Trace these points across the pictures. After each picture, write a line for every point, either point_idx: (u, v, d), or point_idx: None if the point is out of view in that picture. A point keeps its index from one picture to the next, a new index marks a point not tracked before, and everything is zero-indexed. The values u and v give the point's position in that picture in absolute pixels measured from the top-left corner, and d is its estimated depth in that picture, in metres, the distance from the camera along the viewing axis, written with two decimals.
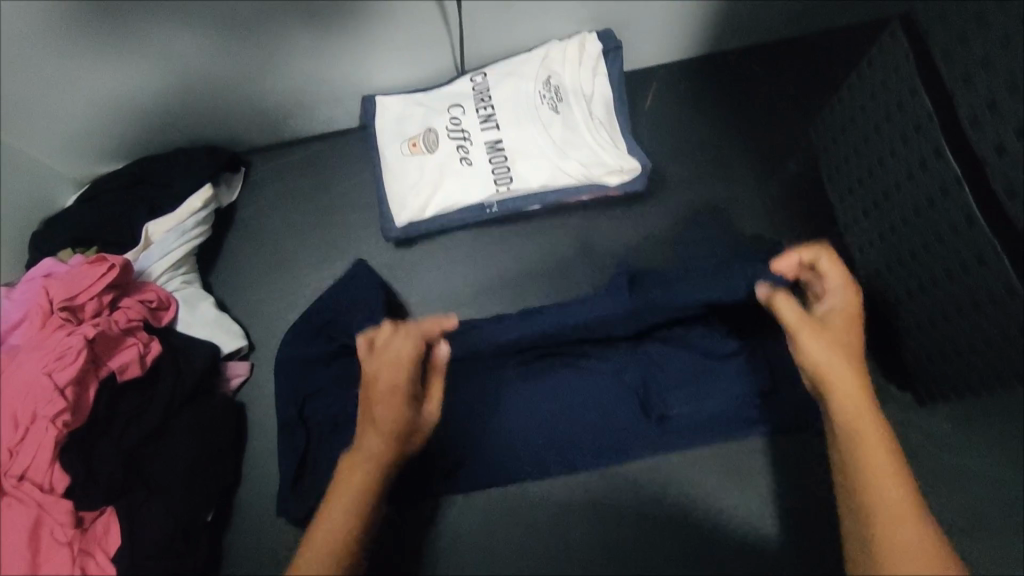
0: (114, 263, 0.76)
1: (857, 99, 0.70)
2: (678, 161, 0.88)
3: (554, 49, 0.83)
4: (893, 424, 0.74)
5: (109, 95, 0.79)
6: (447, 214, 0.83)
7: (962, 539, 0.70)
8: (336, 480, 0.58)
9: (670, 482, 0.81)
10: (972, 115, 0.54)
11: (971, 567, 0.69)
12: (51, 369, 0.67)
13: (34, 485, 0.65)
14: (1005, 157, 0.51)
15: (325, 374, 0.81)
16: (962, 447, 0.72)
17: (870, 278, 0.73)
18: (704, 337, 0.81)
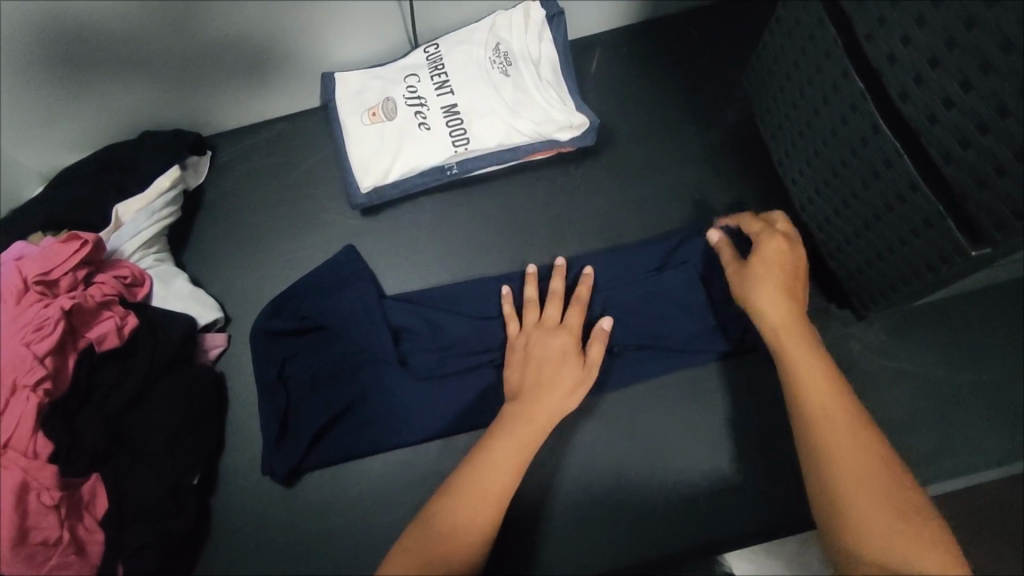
0: (87, 239, 0.78)
1: (778, 42, 0.79)
2: (626, 118, 0.94)
3: (501, 18, 0.88)
4: (833, 338, 0.82)
5: (97, 110, 0.87)
6: (411, 177, 0.87)
7: (903, 432, 0.76)
8: (511, 421, 0.67)
9: (644, 416, 0.80)
10: (867, 32, 0.66)
11: (914, 457, 0.75)
12: (29, 341, 0.69)
13: (18, 452, 0.67)
14: (896, 63, 0.63)
15: (302, 337, 0.84)
16: (895, 352, 0.80)
17: (804, 204, 0.82)
18: (664, 272, 0.83)
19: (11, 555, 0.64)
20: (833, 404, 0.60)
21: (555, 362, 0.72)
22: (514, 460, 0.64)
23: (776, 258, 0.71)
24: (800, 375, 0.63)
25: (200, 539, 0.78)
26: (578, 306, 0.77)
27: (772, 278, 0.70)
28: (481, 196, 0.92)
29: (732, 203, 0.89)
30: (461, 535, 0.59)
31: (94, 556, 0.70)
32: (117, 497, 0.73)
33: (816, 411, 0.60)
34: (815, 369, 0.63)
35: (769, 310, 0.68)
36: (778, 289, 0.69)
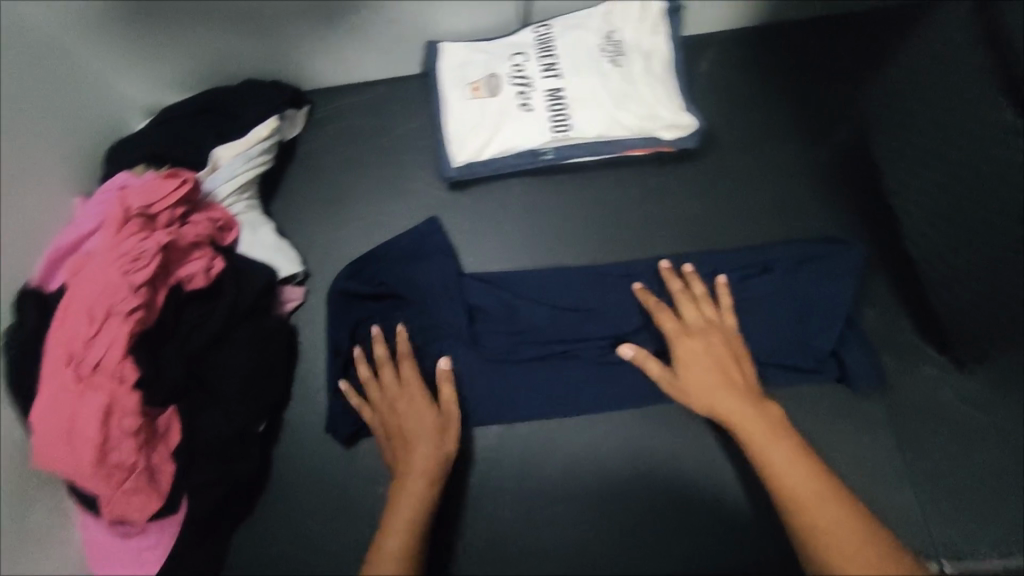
0: (187, 179, 0.80)
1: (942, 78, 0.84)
2: (732, 124, 0.91)
3: (619, 5, 0.86)
4: (924, 382, 0.78)
5: (198, 50, 0.89)
6: (504, 157, 0.86)
7: (981, 490, 0.74)
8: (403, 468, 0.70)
9: (710, 431, 0.78)
10: None
11: (987, 516, 0.74)
12: (127, 270, 0.72)
13: (107, 374, 0.70)
14: None
15: (376, 305, 0.84)
16: (991, 407, 0.76)
17: (915, 236, 0.82)
18: (749, 288, 0.81)
19: (90, 472, 0.67)
20: (817, 492, 0.58)
21: (424, 430, 0.73)
22: (401, 535, 0.65)
23: (687, 345, 0.73)
24: (762, 452, 0.63)
25: (261, 483, 0.81)
26: (368, 367, 0.78)
27: (700, 369, 0.71)
28: (571, 185, 0.90)
29: (832, 227, 0.85)
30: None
31: (164, 485, 0.72)
32: (189, 433, 0.75)
33: (800, 501, 0.59)
34: (781, 450, 0.63)
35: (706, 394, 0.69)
36: (713, 377, 0.70)
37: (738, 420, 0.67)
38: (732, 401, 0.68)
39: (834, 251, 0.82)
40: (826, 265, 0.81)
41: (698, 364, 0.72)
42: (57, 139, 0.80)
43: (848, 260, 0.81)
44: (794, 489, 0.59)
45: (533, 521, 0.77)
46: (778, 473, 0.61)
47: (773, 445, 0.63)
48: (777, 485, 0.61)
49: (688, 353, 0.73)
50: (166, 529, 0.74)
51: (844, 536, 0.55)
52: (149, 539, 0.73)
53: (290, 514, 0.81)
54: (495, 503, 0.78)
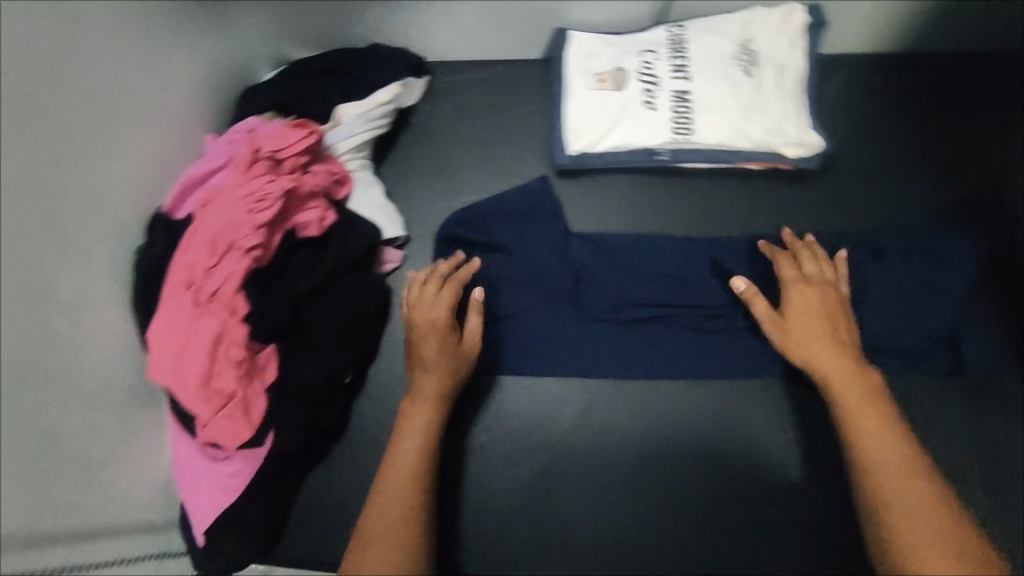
0: (314, 130, 0.83)
1: None
2: (852, 150, 0.90)
3: (759, 13, 0.84)
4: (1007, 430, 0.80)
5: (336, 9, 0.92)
6: (619, 152, 0.87)
7: None
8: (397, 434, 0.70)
9: (788, 442, 0.80)
10: None
11: None
12: (252, 209, 0.75)
13: (221, 304, 0.73)
14: None
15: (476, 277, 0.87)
16: None
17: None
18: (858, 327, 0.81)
19: (194, 394, 0.71)
20: (899, 466, 0.59)
21: (433, 347, 0.74)
22: (414, 454, 0.68)
23: (804, 297, 0.74)
24: (859, 419, 0.64)
25: (339, 430, 0.85)
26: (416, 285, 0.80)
27: (811, 327, 0.72)
28: (679, 188, 0.90)
29: (948, 273, 0.84)
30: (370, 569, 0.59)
31: (255, 418, 0.75)
32: (284, 372, 0.78)
33: (877, 465, 0.60)
34: (875, 421, 0.63)
35: (823, 359, 0.69)
36: (819, 329, 0.71)
37: (839, 385, 0.67)
38: (837, 360, 0.68)
39: (943, 296, 0.83)
40: (931, 308, 0.82)
41: (806, 323, 0.72)
42: (197, 76, 0.84)
43: (955, 311, 0.82)
44: (882, 454, 0.61)
45: (605, 513, 0.78)
46: (868, 442, 0.62)
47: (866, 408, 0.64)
48: (866, 455, 0.61)
49: (800, 304, 0.74)
50: (249, 460, 0.76)
51: (916, 509, 0.56)
52: (232, 467, 0.75)
53: (365, 466, 0.84)
54: (567, 485, 0.79)
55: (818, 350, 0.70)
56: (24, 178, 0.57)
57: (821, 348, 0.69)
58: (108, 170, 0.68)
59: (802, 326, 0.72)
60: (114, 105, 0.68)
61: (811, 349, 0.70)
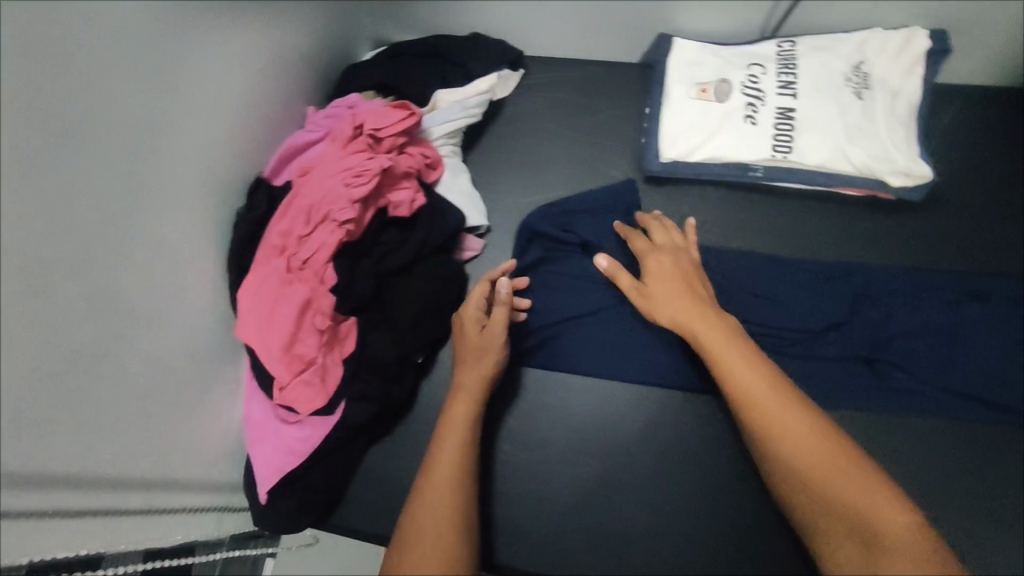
0: (414, 112, 0.84)
1: None
2: (956, 186, 0.86)
3: (877, 36, 0.82)
4: None
5: None
6: (713, 164, 0.85)
7: None
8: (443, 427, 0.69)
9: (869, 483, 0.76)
10: None
11: None
12: (349, 183, 0.76)
13: (312, 272, 0.75)
14: None
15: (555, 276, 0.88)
16: None
17: None
18: (952, 372, 0.78)
19: (277, 356, 0.73)
20: (782, 401, 0.59)
21: (471, 354, 0.74)
22: (457, 448, 0.67)
23: (665, 265, 0.76)
24: (730, 370, 0.62)
25: (403, 410, 0.86)
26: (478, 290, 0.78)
27: (669, 287, 0.73)
28: (770, 208, 0.88)
29: None
30: (422, 546, 0.57)
31: (330, 387, 0.77)
32: (361, 346, 0.80)
33: (765, 404, 0.59)
34: (753, 375, 0.61)
35: (668, 308, 0.71)
36: (671, 290, 0.72)
37: (704, 335, 0.66)
38: (704, 319, 0.68)
39: None
40: None
41: (659, 274, 0.75)
42: (305, 52, 0.87)
43: None
44: (753, 389, 0.60)
45: (663, 528, 0.76)
46: (756, 402, 0.59)
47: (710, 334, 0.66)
48: (766, 426, 0.58)
49: (657, 272, 0.75)
50: (318, 428, 0.78)
51: (810, 448, 0.56)
52: (302, 432, 0.77)
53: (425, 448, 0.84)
54: (627, 495, 0.78)
55: (681, 310, 0.70)
56: (154, 129, 0.61)
57: (671, 305, 0.71)
58: (220, 131, 0.71)
59: (653, 290, 0.74)
60: (234, 70, 0.72)
61: (667, 309, 0.71)
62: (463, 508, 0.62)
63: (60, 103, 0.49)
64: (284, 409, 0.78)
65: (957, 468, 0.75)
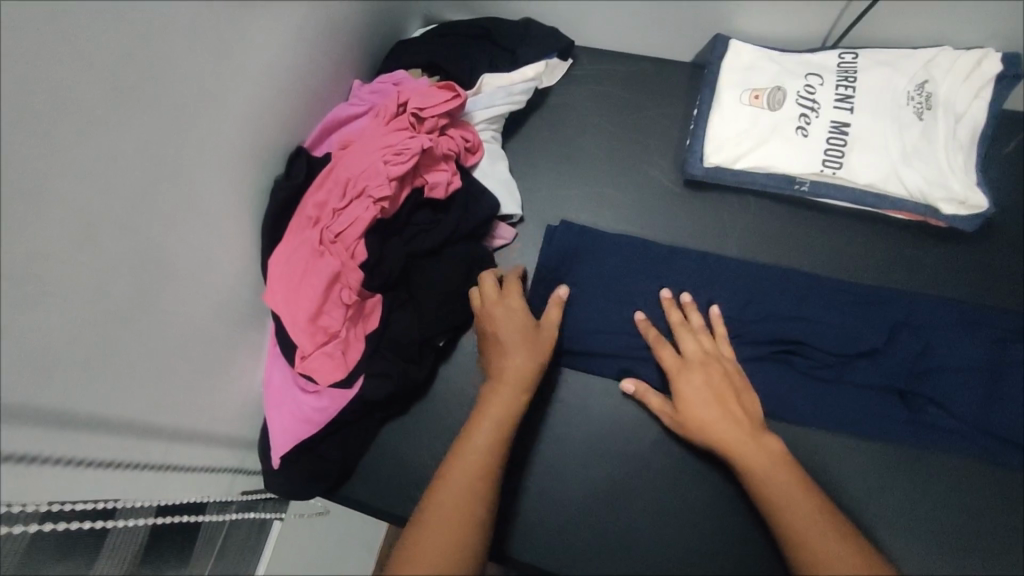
0: (460, 94, 0.83)
1: None
2: (1012, 219, 0.83)
3: (945, 55, 0.78)
4: None
5: None
6: (757, 174, 0.83)
7: None
8: (480, 415, 0.68)
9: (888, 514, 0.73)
10: None
11: None
12: (388, 161, 0.76)
13: (343, 247, 0.75)
14: None
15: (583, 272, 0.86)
16: None
17: None
18: (986, 412, 0.75)
19: (303, 327, 0.73)
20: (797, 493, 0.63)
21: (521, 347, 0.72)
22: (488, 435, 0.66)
23: (697, 343, 0.75)
24: (744, 451, 0.66)
25: (419, 391, 0.86)
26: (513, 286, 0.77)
27: (702, 368, 0.72)
28: (810, 223, 0.85)
29: None
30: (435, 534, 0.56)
31: (350, 361, 0.77)
32: (384, 324, 0.80)
33: (777, 495, 0.63)
34: (765, 459, 0.65)
35: (699, 388, 0.71)
36: (711, 372, 0.72)
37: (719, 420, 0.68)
38: (724, 408, 0.69)
39: None
40: None
41: (695, 368, 0.73)
42: (355, 25, 0.87)
43: None
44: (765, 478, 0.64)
45: (666, 536, 0.75)
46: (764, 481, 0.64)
47: (726, 430, 0.68)
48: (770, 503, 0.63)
49: (691, 346, 0.75)
50: (335, 401, 0.78)
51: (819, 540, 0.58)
52: (319, 403, 0.78)
53: (438, 431, 0.84)
54: (634, 499, 0.77)
55: (704, 391, 0.71)
56: (202, 92, 0.60)
57: (698, 384, 0.71)
58: (265, 96, 0.72)
59: (687, 368, 0.73)
60: (285, 37, 0.72)
61: (693, 388, 0.71)
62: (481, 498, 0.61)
63: (116, 57, 0.50)
64: (303, 379, 0.79)
65: (977, 509, 0.73)
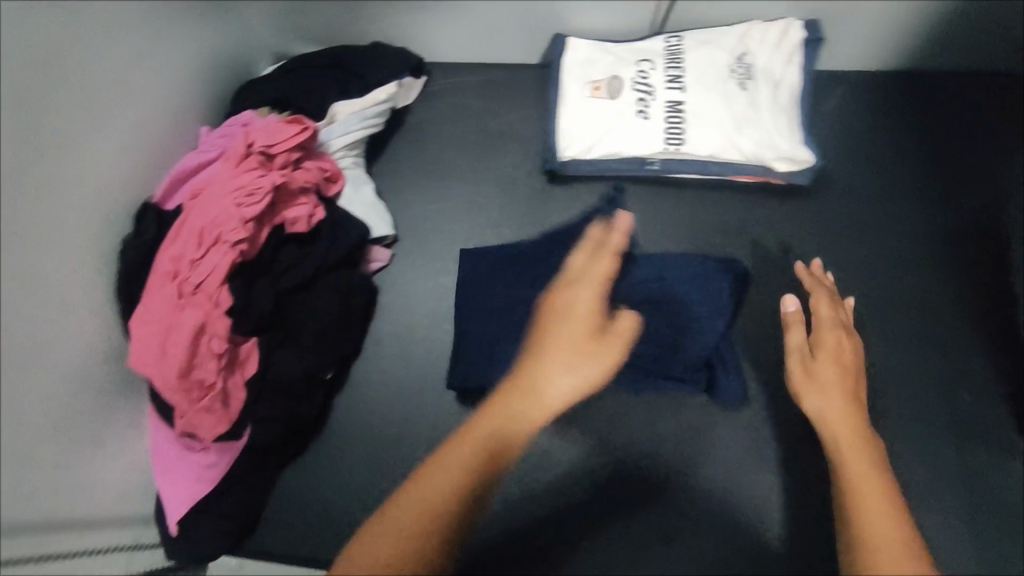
0: (308, 126, 0.83)
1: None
2: (846, 169, 0.89)
3: (756, 28, 0.85)
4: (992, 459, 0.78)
5: None
6: (611, 160, 0.86)
7: None
8: None
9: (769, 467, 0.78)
10: None
11: None
12: (241, 203, 0.75)
13: (205, 297, 0.73)
14: None
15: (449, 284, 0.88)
16: None
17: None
18: None
19: (174, 384, 0.71)
20: (876, 487, 0.59)
21: None
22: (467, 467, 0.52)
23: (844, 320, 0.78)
24: (840, 433, 0.66)
25: (318, 428, 0.86)
26: None
27: (834, 343, 0.75)
28: (667, 197, 0.90)
29: (928, 298, 0.84)
30: (439, 501, 0.50)
31: (233, 410, 0.76)
32: (264, 367, 0.78)
33: (860, 471, 0.61)
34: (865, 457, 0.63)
35: (832, 351, 0.74)
36: (847, 354, 0.75)
37: (839, 415, 0.68)
38: (844, 405, 0.69)
39: (922, 322, 0.83)
40: (912, 333, 0.83)
41: (827, 335, 0.76)
42: (194, 73, 0.85)
43: (932, 340, 0.83)
44: (854, 461, 0.62)
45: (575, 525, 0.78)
46: (852, 466, 0.62)
47: (837, 413, 0.68)
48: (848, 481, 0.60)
49: (833, 318, 0.78)
50: (226, 454, 0.77)
51: (879, 529, 0.54)
52: (209, 459, 0.77)
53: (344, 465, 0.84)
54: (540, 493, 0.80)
55: (829, 365, 0.73)
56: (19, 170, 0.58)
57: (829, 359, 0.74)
58: (100, 160, 0.70)
59: (825, 336, 0.76)
60: (111, 99, 0.70)
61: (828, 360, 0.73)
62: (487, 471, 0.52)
63: None
64: (188, 438, 0.77)
65: None
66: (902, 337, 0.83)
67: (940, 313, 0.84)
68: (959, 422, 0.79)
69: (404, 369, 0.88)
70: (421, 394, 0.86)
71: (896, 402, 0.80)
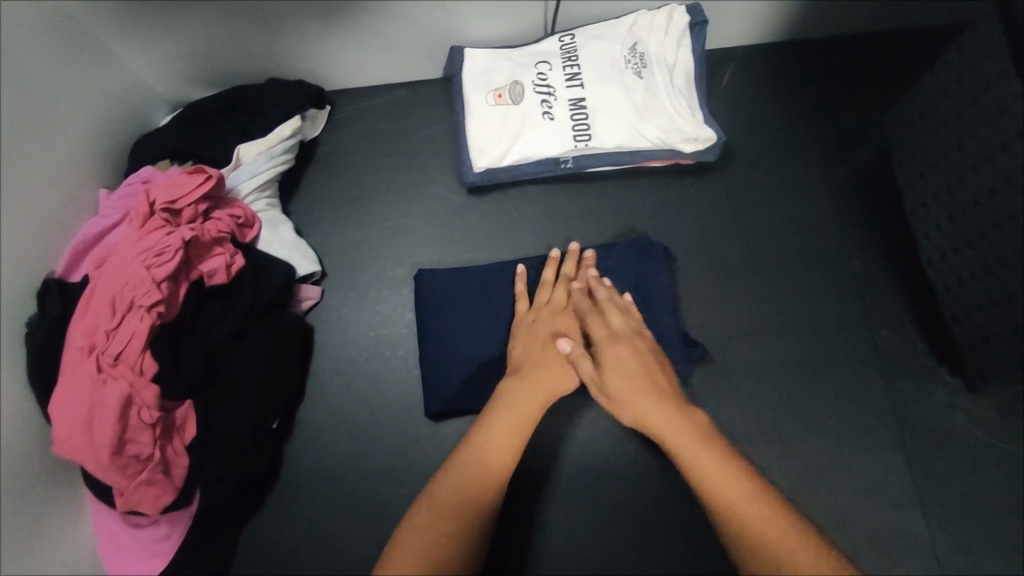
0: (212, 174, 0.80)
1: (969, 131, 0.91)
2: (749, 140, 0.93)
3: (643, 17, 0.87)
4: (918, 396, 0.83)
5: (217, 48, 0.90)
6: (525, 164, 0.87)
7: (973, 499, 0.79)
8: None
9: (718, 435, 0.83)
10: (1003, 141, 0.73)
11: (974, 526, 0.78)
12: (150, 264, 0.71)
13: (127, 367, 0.69)
14: None
15: (382, 311, 0.90)
16: (990, 426, 0.82)
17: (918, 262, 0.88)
18: (768, 315, 0.86)
19: (107, 464, 0.68)
20: (726, 478, 0.57)
21: None
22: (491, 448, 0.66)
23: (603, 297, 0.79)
24: (662, 425, 0.64)
25: (271, 478, 0.83)
26: None
27: (598, 326, 0.75)
28: (586, 192, 0.91)
29: (842, 252, 0.89)
30: (493, 460, 0.65)
31: (177, 479, 0.72)
32: (203, 428, 0.75)
33: (697, 463, 0.59)
34: (688, 441, 0.62)
35: (615, 332, 0.75)
36: (609, 335, 0.74)
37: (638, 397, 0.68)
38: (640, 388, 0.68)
39: (838, 277, 0.88)
40: (830, 288, 0.87)
41: (593, 319, 0.77)
42: (85, 136, 0.82)
43: (850, 291, 0.87)
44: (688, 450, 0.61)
45: (542, 528, 0.81)
46: (694, 461, 0.60)
47: (670, 420, 0.64)
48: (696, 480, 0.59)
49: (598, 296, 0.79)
50: (176, 523, 0.74)
51: (737, 501, 0.56)
52: (159, 532, 0.74)
53: (305, 512, 0.82)
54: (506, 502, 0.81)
55: (617, 342, 0.73)
56: None
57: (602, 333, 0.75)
58: None
59: (593, 321, 0.76)
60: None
61: (603, 337, 0.74)
62: (523, 427, 0.69)
63: None
64: (133, 515, 0.74)
65: (789, 399, 0.82)
66: (821, 292, 0.87)
67: (854, 264, 0.88)
68: (885, 365, 0.84)
69: (352, 403, 0.86)
70: (372, 425, 0.85)
71: (824, 354, 0.84)
